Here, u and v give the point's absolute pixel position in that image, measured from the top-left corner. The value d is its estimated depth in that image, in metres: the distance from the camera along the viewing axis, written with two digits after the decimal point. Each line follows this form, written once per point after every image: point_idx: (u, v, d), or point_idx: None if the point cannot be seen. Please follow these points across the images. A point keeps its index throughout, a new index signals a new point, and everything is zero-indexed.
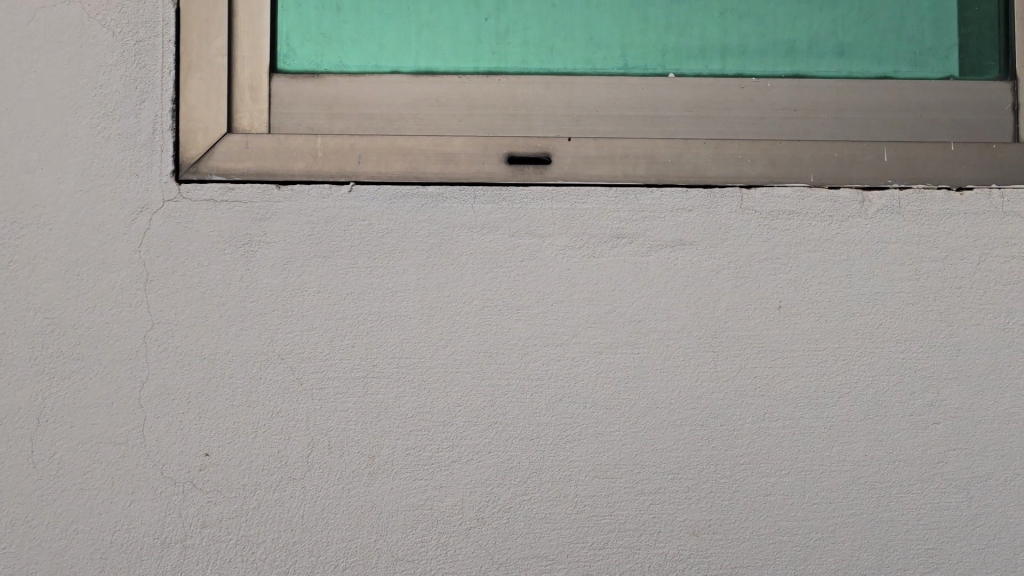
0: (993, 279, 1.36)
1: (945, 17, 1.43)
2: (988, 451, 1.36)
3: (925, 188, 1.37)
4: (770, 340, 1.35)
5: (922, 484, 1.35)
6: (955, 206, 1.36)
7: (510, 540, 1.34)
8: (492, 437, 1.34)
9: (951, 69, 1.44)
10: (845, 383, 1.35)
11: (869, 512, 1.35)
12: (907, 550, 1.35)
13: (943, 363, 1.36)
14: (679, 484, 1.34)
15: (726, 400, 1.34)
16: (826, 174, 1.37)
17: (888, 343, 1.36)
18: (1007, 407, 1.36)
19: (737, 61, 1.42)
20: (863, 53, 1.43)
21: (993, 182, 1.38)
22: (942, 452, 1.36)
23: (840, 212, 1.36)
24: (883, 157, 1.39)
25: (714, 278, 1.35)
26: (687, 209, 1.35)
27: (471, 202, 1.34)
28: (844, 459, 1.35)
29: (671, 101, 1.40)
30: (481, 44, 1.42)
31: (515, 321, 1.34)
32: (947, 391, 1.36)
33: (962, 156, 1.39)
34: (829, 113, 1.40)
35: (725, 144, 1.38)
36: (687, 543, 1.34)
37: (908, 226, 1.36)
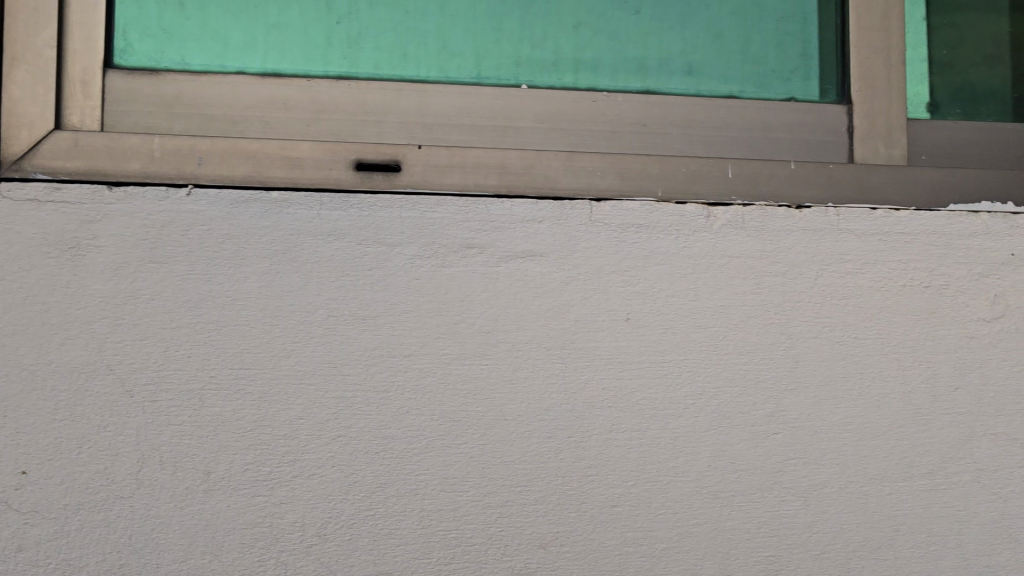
0: (829, 294, 1.41)
1: (788, 41, 1.49)
2: (823, 460, 1.41)
3: (767, 204, 1.41)
4: (618, 352, 1.36)
5: (762, 492, 1.39)
6: (795, 222, 1.41)
7: (354, 557, 1.30)
8: (335, 450, 1.30)
9: (793, 90, 1.49)
10: (690, 394, 1.37)
11: (712, 521, 1.37)
12: (749, 558, 1.38)
13: (783, 374, 1.40)
14: (527, 496, 1.33)
15: (574, 411, 1.35)
16: (673, 189, 1.40)
17: (731, 355, 1.39)
18: (841, 416, 1.41)
19: (590, 75, 1.44)
20: (711, 72, 1.47)
21: (829, 200, 1.43)
22: (780, 461, 1.39)
23: (687, 226, 1.38)
24: (728, 173, 1.42)
25: (564, 290, 1.35)
26: (538, 220, 1.35)
27: (318, 209, 1.31)
28: (689, 469, 1.37)
29: (523, 113, 1.40)
30: (332, 48, 1.39)
31: (362, 331, 1.31)
32: (787, 401, 1.40)
33: (802, 174, 1.44)
34: (677, 130, 1.43)
35: (575, 156, 1.39)
36: (535, 556, 1.33)
37: (750, 241, 1.39)
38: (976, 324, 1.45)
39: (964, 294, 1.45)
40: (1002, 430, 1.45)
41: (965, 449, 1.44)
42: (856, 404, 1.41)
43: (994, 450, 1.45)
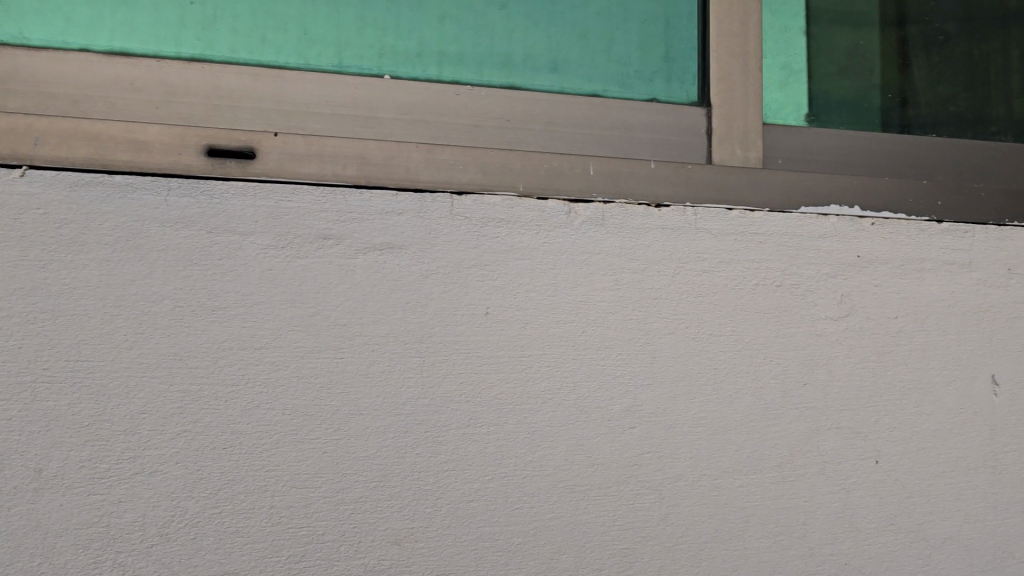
0: (686, 291, 1.45)
1: (651, 43, 1.52)
2: (677, 454, 1.44)
3: (627, 202, 1.43)
4: (477, 346, 1.36)
5: (617, 486, 1.41)
6: (654, 221, 1.43)
7: (198, 557, 1.25)
8: (180, 446, 1.25)
9: (656, 91, 1.52)
10: (548, 389, 1.38)
11: (568, 515, 1.39)
12: (603, 551, 1.40)
13: (639, 370, 1.42)
14: (381, 492, 1.31)
15: (431, 406, 1.34)
16: (534, 185, 1.41)
17: (589, 351, 1.40)
18: (695, 411, 1.44)
19: (454, 68, 1.43)
20: (575, 71, 1.48)
21: (687, 200, 1.47)
22: (636, 455, 1.42)
23: (548, 222, 1.39)
24: (588, 171, 1.43)
25: (423, 283, 1.34)
26: (397, 212, 1.34)
27: (165, 195, 1.26)
28: (545, 464, 1.38)
29: (385, 103, 1.38)
30: (185, 29, 1.34)
31: (210, 323, 1.27)
32: (643, 396, 1.42)
33: (661, 174, 1.47)
34: (541, 126, 1.44)
35: (437, 149, 1.38)
36: (389, 553, 1.31)
37: (609, 238, 1.41)
38: (824, 322, 1.51)
39: (813, 294, 1.51)
40: (846, 424, 1.52)
41: (811, 443, 1.50)
42: (709, 400, 1.45)
43: (838, 442, 1.52)
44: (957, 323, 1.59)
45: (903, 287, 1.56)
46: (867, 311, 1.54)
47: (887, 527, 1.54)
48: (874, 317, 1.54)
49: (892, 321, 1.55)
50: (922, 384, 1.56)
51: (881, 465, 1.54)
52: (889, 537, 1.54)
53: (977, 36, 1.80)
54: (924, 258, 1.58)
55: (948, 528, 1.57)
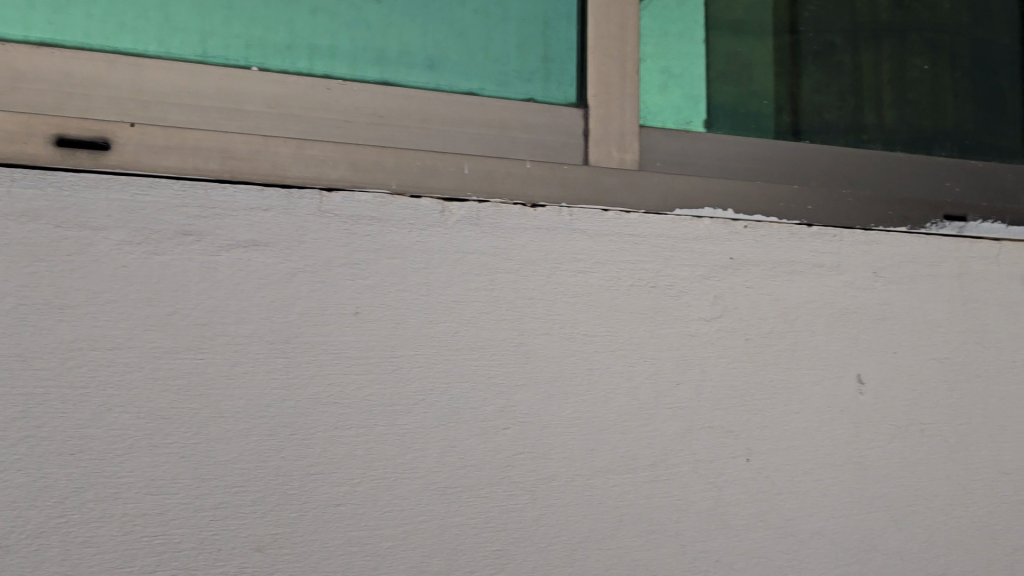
0: (561, 291, 1.45)
1: (530, 42, 1.52)
2: (551, 454, 1.43)
3: (502, 202, 1.43)
4: (345, 347, 1.33)
5: (490, 488, 1.40)
6: (529, 221, 1.44)
7: (42, 569, 1.19)
8: (23, 452, 1.19)
9: (533, 91, 1.52)
10: (420, 390, 1.36)
11: (439, 517, 1.37)
12: (475, 553, 1.38)
13: (513, 370, 1.42)
14: (243, 498, 1.27)
15: (297, 408, 1.30)
16: (407, 183, 1.38)
17: (462, 351, 1.39)
18: (569, 411, 1.45)
19: (326, 62, 1.40)
20: (452, 68, 1.47)
21: (563, 200, 1.47)
22: (510, 455, 1.41)
23: (420, 220, 1.38)
24: (463, 171, 1.42)
25: (290, 282, 1.31)
26: (263, 208, 1.30)
27: (9, 186, 1.20)
28: (416, 466, 1.36)
29: (252, 96, 1.34)
30: (34, 11, 1.27)
31: (58, 321, 1.21)
32: (517, 396, 1.42)
33: (537, 174, 1.46)
34: (414, 123, 1.42)
35: (306, 144, 1.34)
36: (251, 560, 1.27)
37: (484, 238, 1.41)
38: (697, 323, 1.54)
39: (687, 295, 1.53)
40: (718, 423, 1.55)
41: (684, 442, 1.52)
42: (583, 400, 1.46)
43: (711, 441, 1.54)
44: (825, 324, 1.64)
45: (775, 289, 1.60)
46: (740, 312, 1.57)
47: (757, 524, 1.57)
48: (747, 318, 1.57)
49: (764, 322, 1.58)
50: (792, 383, 1.60)
51: (751, 464, 1.57)
52: (758, 534, 1.57)
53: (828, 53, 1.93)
54: (795, 261, 1.62)
55: (815, 524, 1.62)
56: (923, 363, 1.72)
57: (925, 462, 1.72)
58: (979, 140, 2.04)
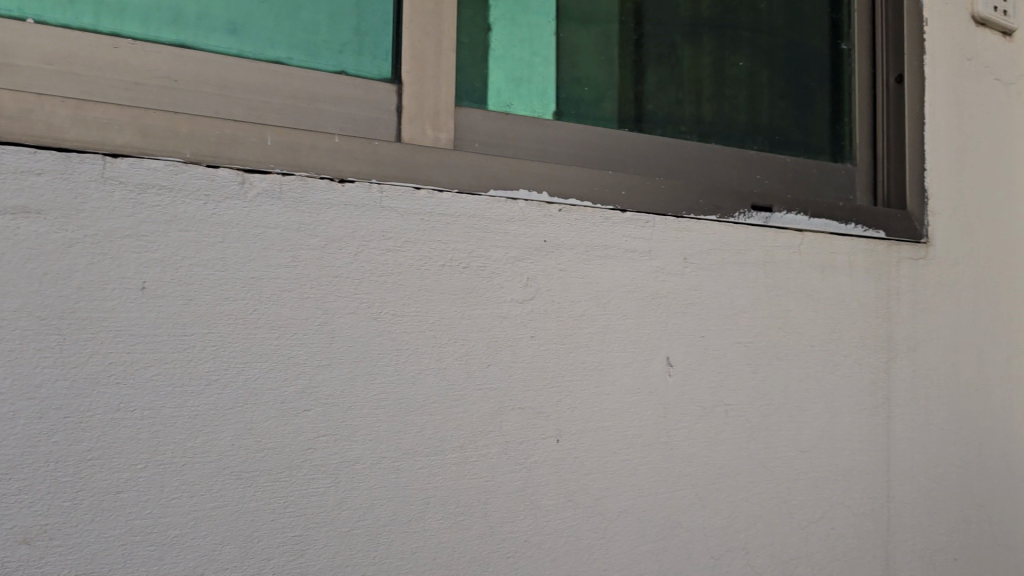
0: (369, 270, 1.43)
1: (341, 14, 1.48)
2: (356, 436, 1.40)
3: (308, 175, 1.38)
4: (130, 323, 1.25)
5: (290, 471, 1.35)
6: (336, 197, 1.40)
7: None
8: None
9: (344, 64, 1.49)
10: (214, 370, 1.30)
11: (233, 503, 1.31)
12: (272, 540, 1.33)
13: (317, 350, 1.38)
14: (8, 486, 1.17)
15: (72, 389, 1.21)
16: (202, 151, 1.31)
17: (262, 329, 1.34)
18: (375, 393, 1.42)
19: (114, 20, 1.31)
20: (256, 35, 1.41)
21: (372, 176, 1.44)
22: (311, 438, 1.37)
23: (217, 191, 1.31)
24: (266, 141, 1.36)
25: (66, 253, 1.21)
26: (35, 172, 1.20)
27: None
28: (209, 450, 1.29)
29: (25, 50, 1.24)
30: None
31: None
32: (320, 377, 1.38)
33: (345, 149, 1.42)
34: (214, 89, 1.36)
35: (87, 106, 1.24)
36: (16, 553, 1.17)
37: (287, 213, 1.36)
38: (509, 305, 1.55)
39: (500, 277, 1.55)
40: (528, 404, 1.56)
41: (494, 423, 1.53)
42: (390, 380, 1.44)
43: (521, 422, 1.55)
44: (635, 308, 1.69)
45: (586, 272, 1.64)
46: (551, 294, 1.60)
47: (567, 503, 1.60)
48: (558, 300, 1.61)
49: (575, 305, 1.62)
50: (602, 365, 1.65)
51: (561, 445, 1.59)
52: (567, 513, 1.60)
53: (651, 45, 1.98)
54: (607, 245, 1.66)
55: (623, 502, 1.66)
56: (729, 347, 1.81)
57: (729, 441, 1.80)
58: (788, 135, 2.16)
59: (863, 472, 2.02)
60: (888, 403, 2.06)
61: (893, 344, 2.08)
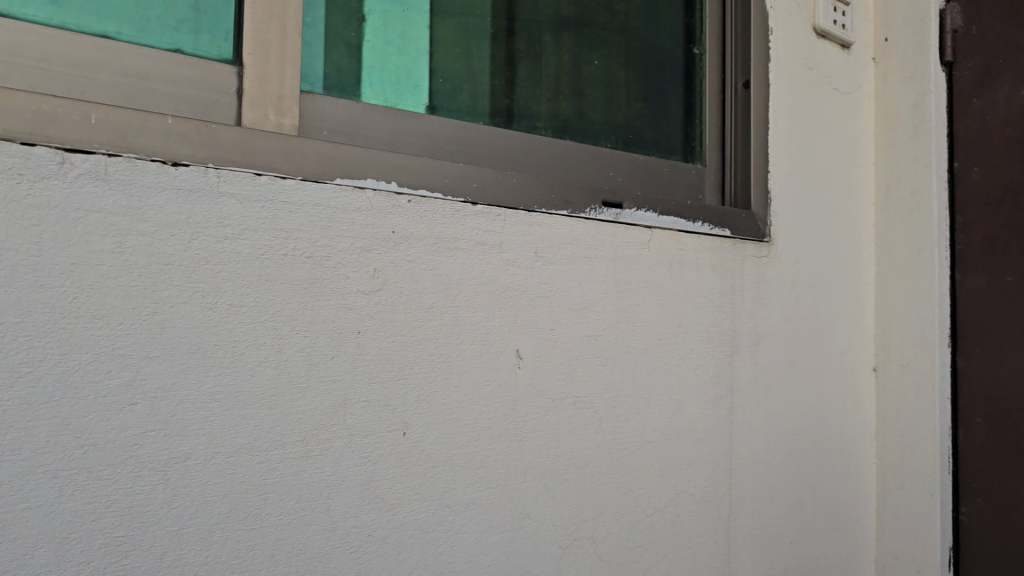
0: (204, 258, 1.37)
1: None
2: (188, 431, 1.35)
3: (137, 157, 1.31)
4: None
5: (113, 469, 1.28)
6: (169, 180, 1.34)
7: None
8: None
9: (180, 42, 1.44)
10: (27, 361, 1.22)
11: (48, 503, 1.23)
12: (92, 541, 1.26)
13: (145, 341, 1.31)
14: None
15: None
16: (17, 127, 1.22)
17: (83, 318, 1.26)
18: (210, 385, 1.37)
19: None
20: (81, 7, 1.34)
21: (209, 161, 1.38)
22: (138, 433, 1.30)
23: (33, 171, 1.23)
24: (90, 119, 1.28)
25: None
26: None
27: None
28: (21, 447, 1.21)
29: None
30: None
31: None
32: (148, 370, 1.31)
33: (179, 131, 1.36)
34: (33, 61, 1.28)
35: None
36: None
37: (113, 196, 1.29)
38: (355, 296, 1.53)
39: (345, 267, 1.52)
40: (373, 397, 1.54)
41: (337, 416, 1.50)
42: (226, 373, 1.38)
43: (365, 415, 1.53)
44: (486, 300, 1.71)
45: (435, 264, 1.64)
46: (399, 285, 1.59)
47: (413, 496, 1.59)
48: (406, 292, 1.60)
49: (423, 297, 1.62)
50: (451, 357, 1.65)
51: (407, 438, 1.58)
52: (413, 506, 1.59)
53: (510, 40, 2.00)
54: (457, 238, 1.67)
55: (470, 494, 1.66)
56: (576, 340, 1.84)
57: (577, 432, 1.84)
58: (641, 134, 2.23)
59: (707, 460, 2.10)
60: (731, 394, 2.15)
61: (737, 337, 2.17)
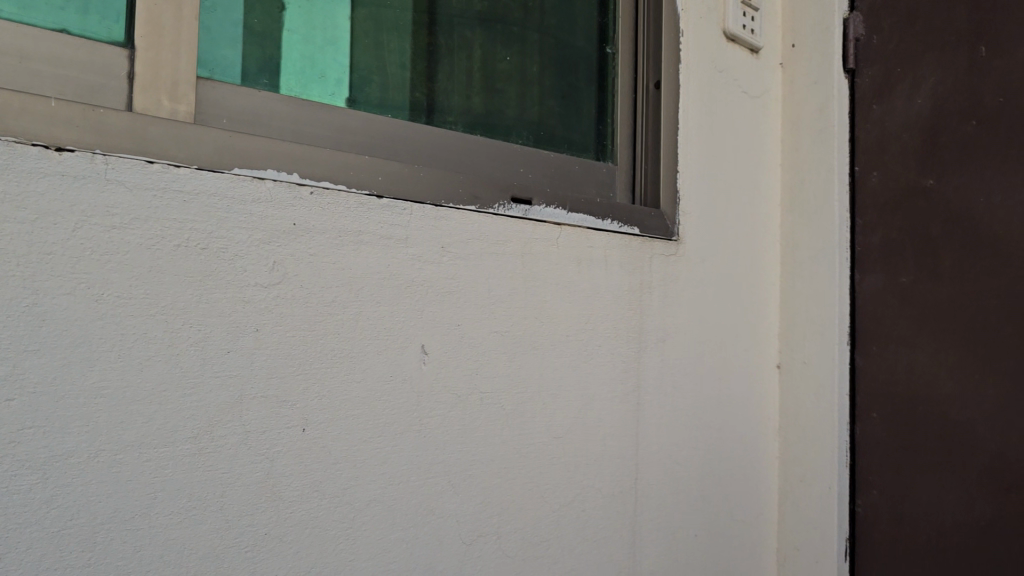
0: (89, 248, 1.32)
1: None
2: (70, 428, 1.29)
3: (16, 140, 1.25)
4: None
5: None
6: (51, 166, 1.28)
7: None
8: None
9: (66, 22, 1.38)
10: None
11: None
12: None
13: (23, 333, 1.25)
14: None
15: None
16: None
17: None
18: (94, 380, 1.31)
19: None
20: None
21: (96, 147, 1.33)
22: (15, 431, 1.24)
23: None
24: None
25: None
26: None
27: None
28: None
29: None
30: None
31: None
32: (25, 364, 1.25)
33: (63, 114, 1.30)
34: None
35: None
36: None
37: None
38: (253, 289, 1.49)
39: (242, 259, 1.48)
40: (271, 392, 1.51)
41: (233, 412, 1.46)
42: (113, 367, 1.33)
43: (262, 412, 1.50)
44: (390, 295, 1.69)
45: (338, 258, 1.61)
46: (299, 279, 1.56)
47: (311, 494, 1.56)
48: (307, 285, 1.57)
49: (325, 291, 1.59)
50: (353, 352, 1.62)
51: (307, 434, 1.55)
52: (312, 504, 1.56)
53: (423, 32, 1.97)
54: (361, 231, 1.65)
55: (372, 491, 1.64)
56: (483, 335, 1.84)
57: (483, 428, 1.84)
58: (552, 132, 2.24)
59: (613, 455, 2.12)
60: (638, 390, 2.18)
61: (645, 334, 2.20)
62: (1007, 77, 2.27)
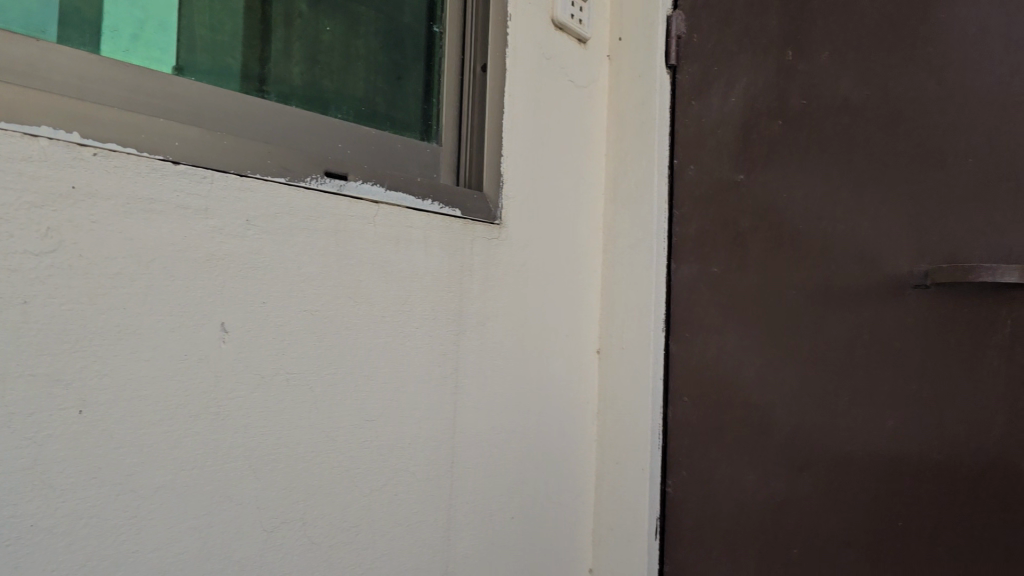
0: None
1: None
2: None
3: None
4: None
5: None
6: None
7: None
8: None
9: None
10: None
11: None
12: None
13: None
14: None
15: None
16: None
17: None
18: None
19: None
20: None
21: None
22: None
23: None
24: None
25: None
26: None
27: None
28: None
29: None
30: None
31: None
32: None
33: None
34: None
35: None
36: None
37: None
38: (21, 258, 1.36)
39: (8, 225, 1.34)
40: (42, 370, 1.38)
41: None
42: None
43: (30, 392, 1.36)
44: (186, 269, 1.58)
45: (126, 227, 1.49)
46: (78, 247, 1.43)
47: (89, 481, 1.44)
48: (88, 255, 1.44)
49: (109, 262, 1.47)
50: (141, 328, 1.51)
51: (84, 416, 1.43)
52: (90, 492, 1.44)
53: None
54: (154, 199, 1.54)
55: (161, 478, 1.54)
56: (291, 315, 1.77)
57: (289, 412, 1.76)
58: (375, 107, 2.18)
59: (429, 439, 2.10)
60: (456, 373, 2.17)
61: (464, 318, 2.20)
62: (811, 80, 2.42)
